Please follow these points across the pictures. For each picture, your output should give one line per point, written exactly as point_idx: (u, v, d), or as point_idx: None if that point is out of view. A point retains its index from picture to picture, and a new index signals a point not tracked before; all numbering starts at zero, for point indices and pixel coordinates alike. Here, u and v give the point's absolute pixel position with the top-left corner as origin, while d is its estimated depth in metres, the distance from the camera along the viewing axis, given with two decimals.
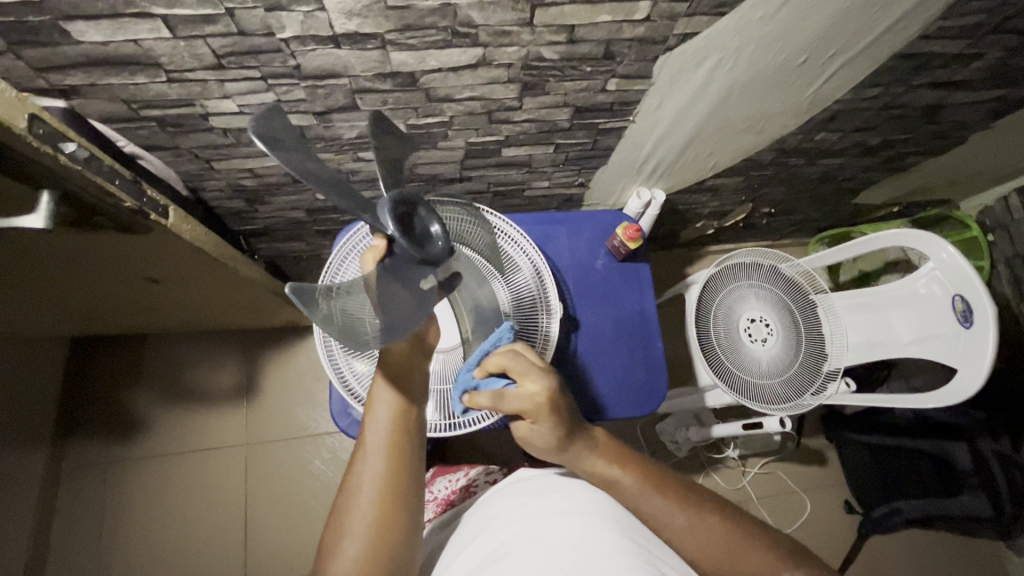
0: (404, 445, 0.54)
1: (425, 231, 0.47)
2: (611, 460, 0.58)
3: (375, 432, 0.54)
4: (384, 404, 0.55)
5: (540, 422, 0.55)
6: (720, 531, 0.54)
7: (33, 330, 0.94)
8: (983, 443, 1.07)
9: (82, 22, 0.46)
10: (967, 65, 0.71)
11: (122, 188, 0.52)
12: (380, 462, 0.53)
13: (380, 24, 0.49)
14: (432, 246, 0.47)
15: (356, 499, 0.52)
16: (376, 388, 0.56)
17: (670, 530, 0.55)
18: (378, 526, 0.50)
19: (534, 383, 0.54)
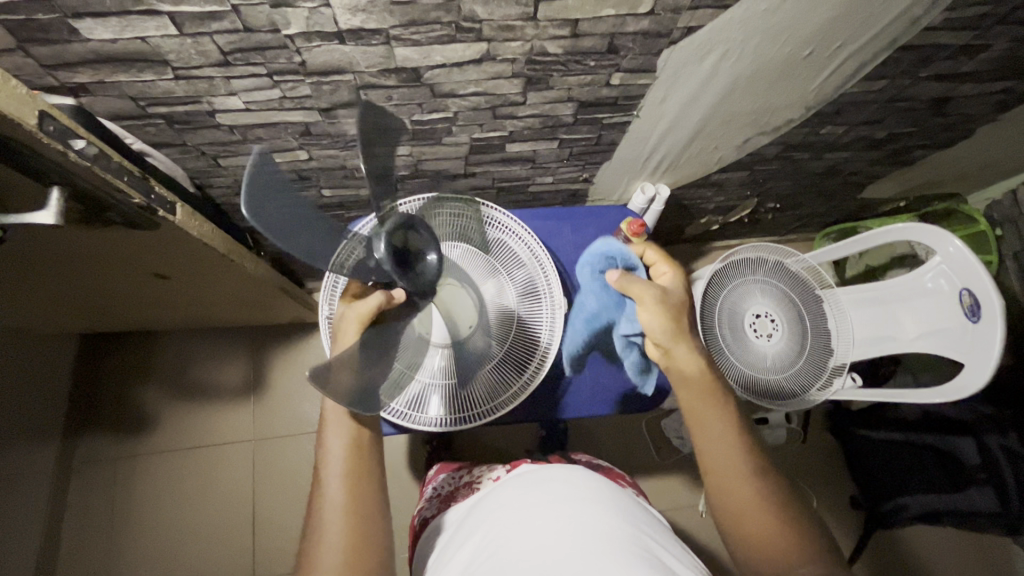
0: (361, 470, 0.55)
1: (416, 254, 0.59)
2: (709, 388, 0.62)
3: (331, 463, 0.55)
4: (336, 435, 0.56)
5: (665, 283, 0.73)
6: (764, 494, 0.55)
7: (42, 326, 0.95)
8: (991, 438, 1.05)
9: (90, 20, 0.46)
10: (975, 56, 0.70)
11: (130, 184, 0.53)
12: (341, 492, 0.53)
13: (385, 18, 0.49)
14: (424, 276, 0.60)
15: (322, 530, 0.51)
16: (327, 421, 0.57)
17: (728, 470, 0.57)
18: (348, 551, 0.50)
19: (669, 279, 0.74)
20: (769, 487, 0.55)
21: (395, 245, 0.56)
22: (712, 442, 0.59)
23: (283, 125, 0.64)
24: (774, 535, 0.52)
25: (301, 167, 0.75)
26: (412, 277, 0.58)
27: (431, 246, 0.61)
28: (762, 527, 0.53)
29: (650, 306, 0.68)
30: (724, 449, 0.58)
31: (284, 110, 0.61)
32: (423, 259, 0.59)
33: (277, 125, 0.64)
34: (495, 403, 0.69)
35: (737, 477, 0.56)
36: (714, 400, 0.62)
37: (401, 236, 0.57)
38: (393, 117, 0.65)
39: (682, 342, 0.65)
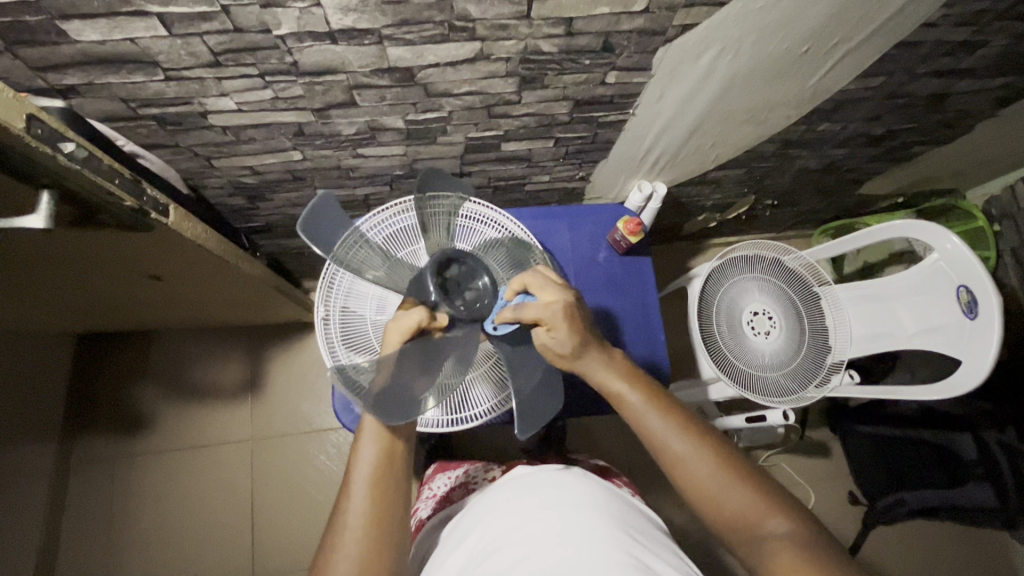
0: (391, 481, 0.55)
1: (468, 284, 0.59)
2: (621, 377, 0.59)
3: (360, 470, 0.55)
4: (370, 444, 0.56)
5: (558, 330, 0.56)
6: (713, 461, 0.54)
7: (38, 327, 0.95)
8: (989, 434, 1.06)
9: (79, 21, 0.46)
10: (973, 52, 0.70)
11: (122, 187, 0.53)
12: (366, 500, 0.53)
13: (377, 19, 0.49)
14: (478, 303, 0.58)
15: (342, 535, 0.51)
16: (364, 428, 0.57)
17: (663, 453, 0.56)
18: (365, 559, 0.50)
19: (551, 294, 0.57)
20: (716, 454, 0.54)
21: (444, 277, 0.58)
22: (647, 434, 0.57)
23: (276, 126, 0.64)
24: (742, 505, 0.52)
25: (296, 168, 0.74)
26: (463, 305, 0.57)
27: (484, 272, 0.60)
28: (726, 502, 0.52)
29: (551, 334, 0.57)
30: (659, 439, 0.56)
31: (277, 111, 0.61)
32: (474, 287, 0.59)
33: (270, 125, 0.63)
34: (495, 403, 0.69)
35: (682, 458, 0.55)
36: (629, 388, 0.58)
37: (452, 268, 0.59)
38: (386, 117, 0.64)
39: (585, 353, 0.58)
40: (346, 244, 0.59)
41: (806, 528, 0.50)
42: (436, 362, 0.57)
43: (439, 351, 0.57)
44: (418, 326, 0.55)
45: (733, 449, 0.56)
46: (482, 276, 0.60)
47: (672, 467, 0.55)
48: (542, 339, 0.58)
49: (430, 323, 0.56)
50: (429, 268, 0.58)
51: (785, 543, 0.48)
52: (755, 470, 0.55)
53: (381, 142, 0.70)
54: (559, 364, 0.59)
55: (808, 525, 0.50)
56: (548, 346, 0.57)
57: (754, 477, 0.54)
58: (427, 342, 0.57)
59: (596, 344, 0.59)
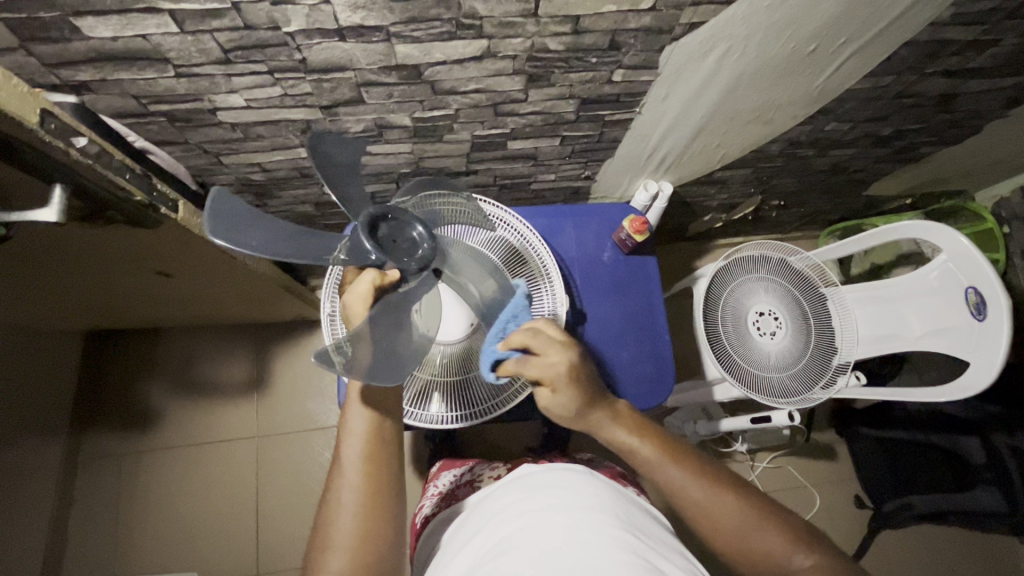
0: (382, 453, 0.55)
1: (402, 233, 0.54)
2: (631, 430, 0.59)
3: (352, 448, 0.55)
4: (359, 415, 0.56)
5: (560, 390, 0.55)
6: (736, 506, 0.54)
7: (48, 322, 0.96)
8: (998, 438, 1.04)
9: (91, 18, 0.46)
10: (983, 52, 0.69)
11: (131, 181, 0.53)
12: (359, 473, 0.53)
13: (385, 16, 0.49)
14: (417, 253, 0.54)
15: (337, 515, 0.52)
16: (350, 400, 0.57)
17: (687, 505, 0.55)
18: (362, 533, 0.51)
19: (556, 355, 0.55)
20: (736, 497, 0.55)
21: (378, 233, 0.53)
22: (666, 483, 0.56)
23: (284, 123, 0.64)
24: (766, 543, 0.52)
25: (303, 165, 0.75)
26: (408, 257, 0.53)
27: (415, 219, 0.55)
28: (750, 541, 0.53)
29: (555, 396, 0.56)
30: (678, 487, 0.56)
31: (285, 108, 0.61)
32: (410, 236, 0.54)
33: (278, 122, 0.64)
34: (499, 400, 0.68)
35: (702, 503, 0.54)
36: (641, 439, 0.58)
37: (383, 222, 0.53)
38: (393, 114, 0.65)
39: (591, 411, 0.57)
40: (342, 246, 0.52)
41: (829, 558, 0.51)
42: (404, 315, 0.53)
43: (402, 304, 0.53)
44: (374, 288, 0.54)
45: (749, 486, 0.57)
46: (416, 224, 0.55)
47: (699, 520, 0.55)
48: (547, 403, 0.57)
49: (383, 281, 0.55)
50: (361, 226, 0.51)
51: None
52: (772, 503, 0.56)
53: (388, 140, 0.71)
54: (563, 421, 0.58)
55: (826, 553, 0.52)
56: (554, 408, 0.57)
57: (772, 509, 0.54)
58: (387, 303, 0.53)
59: (600, 399, 0.58)
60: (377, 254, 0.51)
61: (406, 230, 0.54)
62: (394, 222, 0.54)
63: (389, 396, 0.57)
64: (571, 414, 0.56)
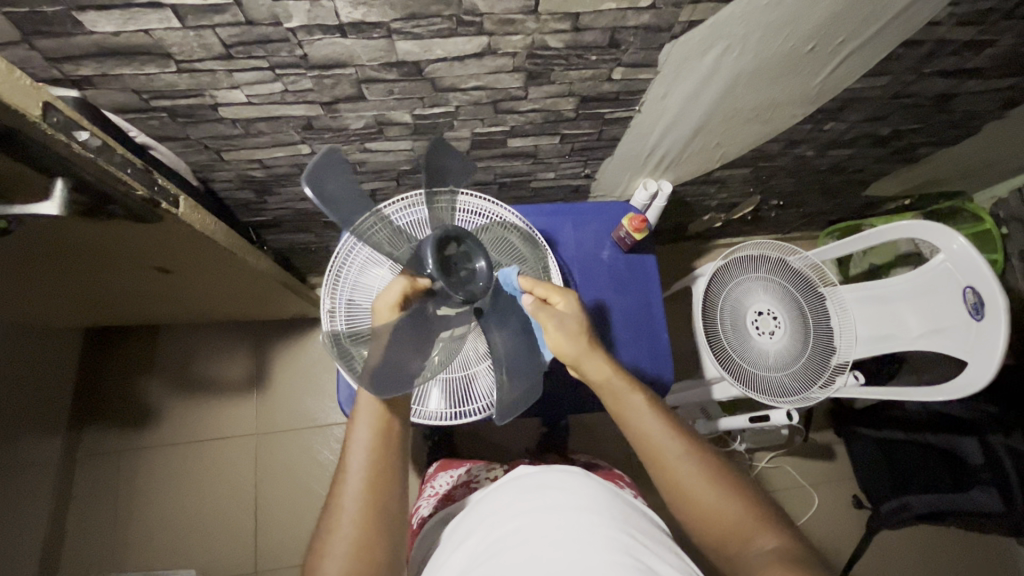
0: (385, 463, 0.55)
1: (466, 267, 0.58)
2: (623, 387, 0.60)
3: (356, 454, 0.55)
4: (365, 424, 0.56)
5: (564, 307, 0.61)
6: (705, 471, 0.55)
7: (49, 318, 0.96)
8: (993, 437, 1.03)
9: (94, 12, 0.46)
10: (980, 52, 0.70)
11: (132, 176, 0.54)
12: (362, 482, 0.53)
13: (386, 12, 0.49)
14: (470, 283, 0.57)
15: (339, 520, 0.52)
16: (357, 408, 0.57)
17: (660, 456, 0.56)
18: (362, 539, 0.51)
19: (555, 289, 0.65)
20: (707, 466, 0.56)
21: (445, 253, 0.56)
22: (641, 430, 0.58)
23: (285, 119, 0.64)
24: (728, 515, 0.52)
25: (303, 162, 0.75)
26: (458, 284, 0.56)
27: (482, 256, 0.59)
28: (713, 510, 0.53)
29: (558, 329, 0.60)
30: (654, 437, 0.57)
31: (286, 104, 0.62)
32: (470, 268, 0.58)
33: (279, 119, 0.64)
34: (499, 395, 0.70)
35: (674, 464, 0.56)
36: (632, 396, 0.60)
37: (453, 246, 0.57)
38: (393, 111, 0.65)
39: (589, 355, 0.61)
40: (365, 223, 0.57)
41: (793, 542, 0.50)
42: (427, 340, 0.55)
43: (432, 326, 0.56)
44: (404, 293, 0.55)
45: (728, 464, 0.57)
46: (480, 259, 0.59)
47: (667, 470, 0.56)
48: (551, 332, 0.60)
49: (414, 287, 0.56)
50: (430, 240, 0.56)
51: (772, 552, 0.48)
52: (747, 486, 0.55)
53: (389, 137, 0.71)
54: (557, 344, 0.60)
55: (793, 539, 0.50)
56: (556, 338, 0.60)
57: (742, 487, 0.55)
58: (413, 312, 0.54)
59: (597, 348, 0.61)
60: (436, 272, 0.54)
61: (466, 262, 0.58)
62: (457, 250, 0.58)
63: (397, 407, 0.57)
64: (569, 350, 0.60)
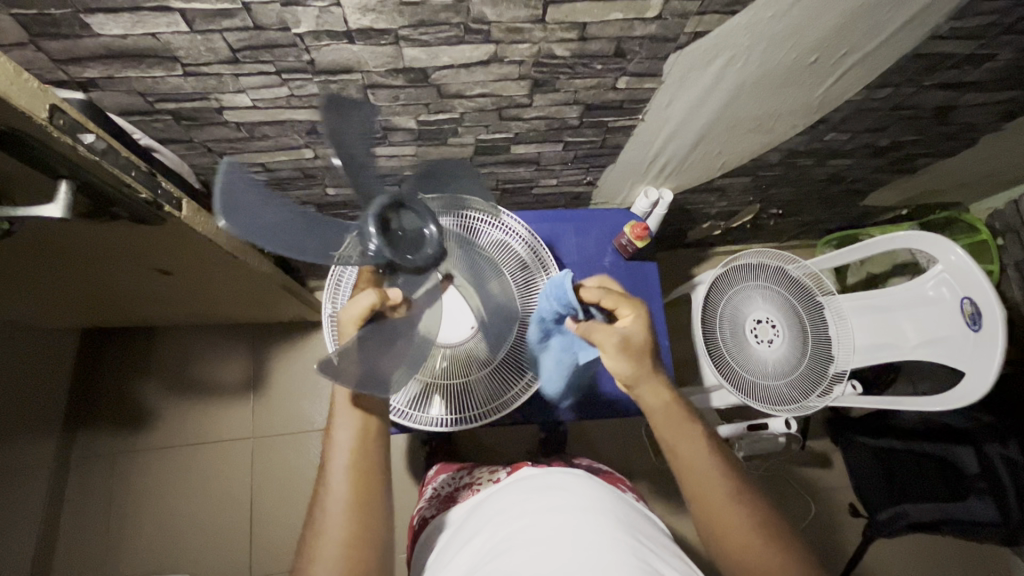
0: (369, 467, 0.54)
1: (413, 232, 0.51)
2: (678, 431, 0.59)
3: (338, 452, 0.55)
4: (346, 425, 0.55)
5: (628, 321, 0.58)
6: (751, 516, 0.55)
7: (46, 320, 0.96)
8: (992, 448, 1.05)
9: (102, 15, 0.46)
10: (980, 66, 0.71)
11: (137, 179, 0.53)
12: (346, 484, 0.53)
13: (394, 19, 0.49)
14: (424, 251, 0.51)
15: (326, 521, 0.52)
16: (337, 409, 0.57)
17: (706, 496, 0.56)
18: (351, 543, 0.51)
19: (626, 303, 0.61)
20: (753, 509, 0.55)
21: (388, 227, 0.49)
22: (690, 468, 0.57)
23: (290, 123, 0.64)
24: (771, 561, 0.52)
25: (307, 166, 0.75)
26: (415, 256, 0.50)
27: (430, 216, 0.51)
28: (755, 555, 0.52)
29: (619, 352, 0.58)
30: (701, 477, 0.57)
31: (292, 108, 0.62)
32: (420, 232, 0.51)
33: (284, 122, 0.64)
34: (496, 406, 0.69)
35: (722, 510, 0.55)
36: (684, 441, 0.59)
37: (394, 213, 0.50)
38: (398, 117, 0.65)
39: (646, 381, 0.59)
40: (324, 227, 0.52)
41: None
42: (394, 338, 0.53)
43: (397, 329, 0.53)
44: (371, 310, 0.52)
45: (777, 515, 0.56)
46: (427, 222, 0.51)
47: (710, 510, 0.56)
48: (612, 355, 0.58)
49: (384, 302, 0.52)
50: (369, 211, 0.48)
51: None
52: (797, 539, 0.54)
53: (393, 142, 0.71)
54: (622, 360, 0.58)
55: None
56: (619, 363, 0.58)
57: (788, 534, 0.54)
58: (383, 326, 0.52)
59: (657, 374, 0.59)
60: (383, 252, 0.48)
61: (412, 226, 0.50)
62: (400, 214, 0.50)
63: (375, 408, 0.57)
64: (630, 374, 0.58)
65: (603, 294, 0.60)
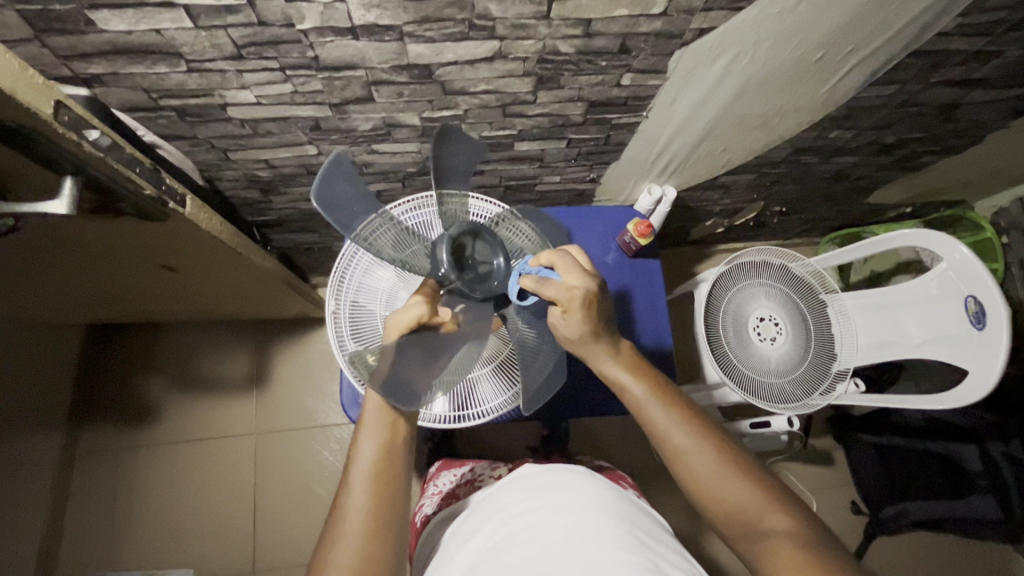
0: (392, 478, 0.55)
1: (484, 262, 0.58)
2: (627, 368, 0.60)
3: (362, 461, 0.55)
4: (371, 436, 0.56)
5: (572, 315, 0.56)
6: (714, 458, 0.54)
7: (50, 315, 0.96)
8: (993, 446, 1.05)
9: (107, 11, 0.46)
10: (987, 62, 0.70)
11: (142, 175, 0.53)
12: (366, 494, 0.53)
13: (399, 15, 0.49)
14: (490, 282, 0.58)
15: (343, 527, 0.51)
16: (364, 420, 0.57)
17: (667, 447, 0.56)
18: (366, 551, 0.50)
19: (575, 279, 0.56)
20: (718, 450, 0.54)
21: (461, 253, 0.57)
22: (651, 424, 0.57)
23: (294, 120, 0.64)
24: (741, 502, 0.52)
25: (310, 163, 0.75)
26: (481, 286, 0.57)
27: (500, 250, 0.59)
28: (727, 499, 0.52)
29: (566, 318, 0.57)
30: (661, 430, 0.56)
31: (296, 105, 0.62)
32: (489, 263, 0.58)
33: (288, 119, 0.64)
34: (499, 403, 0.69)
35: (688, 462, 0.54)
36: (634, 379, 0.59)
37: (470, 242, 0.58)
38: (402, 114, 0.65)
39: (596, 340, 0.58)
40: (371, 225, 0.54)
41: (806, 527, 0.49)
42: (441, 352, 0.56)
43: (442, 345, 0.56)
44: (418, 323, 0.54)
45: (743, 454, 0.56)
46: (499, 254, 0.59)
47: (675, 460, 0.55)
48: (558, 321, 0.58)
49: (430, 320, 0.55)
50: (445, 239, 0.56)
51: (784, 537, 0.48)
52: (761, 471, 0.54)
53: (396, 139, 0.71)
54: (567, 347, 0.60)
55: (805, 521, 0.50)
56: (563, 328, 0.58)
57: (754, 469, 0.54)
58: (427, 340, 0.55)
59: (607, 333, 0.59)
60: (450, 274, 0.55)
61: (483, 259, 0.58)
62: (474, 246, 0.58)
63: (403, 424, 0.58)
64: (576, 338, 0.58)
65: (553, 261, 0.58)
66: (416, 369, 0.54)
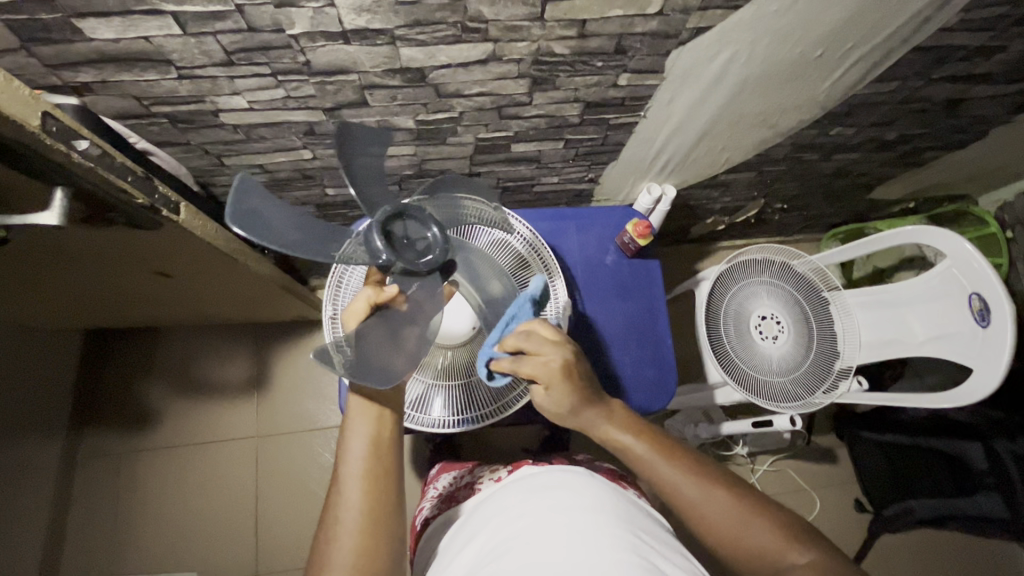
0: (385, 473, 0.54)
1: (418, 238, 0.53)
2: (625, 427, 0.59)
3: (352, 460, 0.54)
4: (359, 436, 0.54)
5: (554, 390, 0.56)
6: (728, 502, 0.53)
7: (48, 321, 0.96)
8: (999, 443, 1.02)
9: (94, 20, 0.46)
10: (990, 58, 0.69)
11: (133, 184, 0.53)
12: (360, 493, 0.52)
13: (390, 19, 0.49)
14: (431, 253, 0.52)
15: (340, 528, 0.51)
16: (351, 416, 0.56)
17: (680, 503, 0.55)
18: (362, 554, 0.50)
19: (547, 353, 0.55)
20: (729, 493, 0.54)
21: (394, 237, 0.52)
22: (659, 483, 0.56)
23: (287, 125, 0.64)
24: (765, 546, 0.51)
25: (305, 167, 0.74)
26: (422, 260, 0.52)
27: (433, 221, 0.53)
28: (751, 545, 0.51)
29: (548, 393, 0.56)
30: (670, 486, 0.55)
31: (288, 109, 0.61)
32: (423, 237, 0.53)
33: (281, 124, 0.63)
34: (496, 404, 0.68)
35: (705, 514, 0.53)
36: (632, 437, 0.58)
37: (399, 224, 0.52)
38: (397, 117, 0.64)
39: (586, 408, 0.58)
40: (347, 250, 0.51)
41: (832, 560, 0.49)
42: (404, 327, 0.54)
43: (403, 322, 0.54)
44: (371, 305, 0.53)
45: (753, 491, 0.55)
46: (428, 225, 0.53)
47: (691, 517, 0.54)
48: (541, 398, 0.57)
49: (380, 297, 0.53)
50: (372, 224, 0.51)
51: (811, 574, 0.48)
52: (776, 507, 0.54)
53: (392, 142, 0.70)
54: (564, 420, 0.59)
55: (827, 550, 0.50)
56: (549, 405, 0.57)
57: (768, 507, 0.54)
58: (388, 319, 0.53)
59: (596, 397, 0.58)
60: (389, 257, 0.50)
61: (417, 235, 0.53)
62: (405, 225, 0.52)
63: (391, 414, 0.56)
64: (564, 412, 0.57)
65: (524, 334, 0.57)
66: (383, 349, 0.52)
